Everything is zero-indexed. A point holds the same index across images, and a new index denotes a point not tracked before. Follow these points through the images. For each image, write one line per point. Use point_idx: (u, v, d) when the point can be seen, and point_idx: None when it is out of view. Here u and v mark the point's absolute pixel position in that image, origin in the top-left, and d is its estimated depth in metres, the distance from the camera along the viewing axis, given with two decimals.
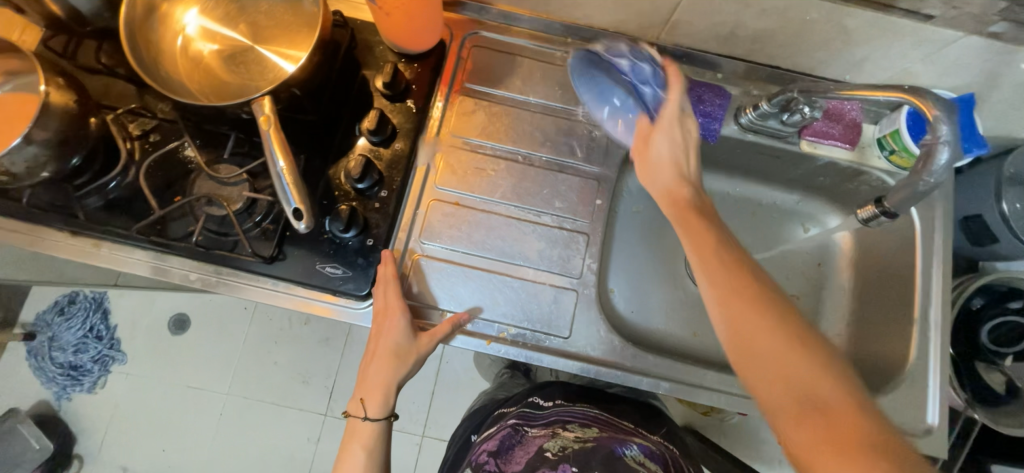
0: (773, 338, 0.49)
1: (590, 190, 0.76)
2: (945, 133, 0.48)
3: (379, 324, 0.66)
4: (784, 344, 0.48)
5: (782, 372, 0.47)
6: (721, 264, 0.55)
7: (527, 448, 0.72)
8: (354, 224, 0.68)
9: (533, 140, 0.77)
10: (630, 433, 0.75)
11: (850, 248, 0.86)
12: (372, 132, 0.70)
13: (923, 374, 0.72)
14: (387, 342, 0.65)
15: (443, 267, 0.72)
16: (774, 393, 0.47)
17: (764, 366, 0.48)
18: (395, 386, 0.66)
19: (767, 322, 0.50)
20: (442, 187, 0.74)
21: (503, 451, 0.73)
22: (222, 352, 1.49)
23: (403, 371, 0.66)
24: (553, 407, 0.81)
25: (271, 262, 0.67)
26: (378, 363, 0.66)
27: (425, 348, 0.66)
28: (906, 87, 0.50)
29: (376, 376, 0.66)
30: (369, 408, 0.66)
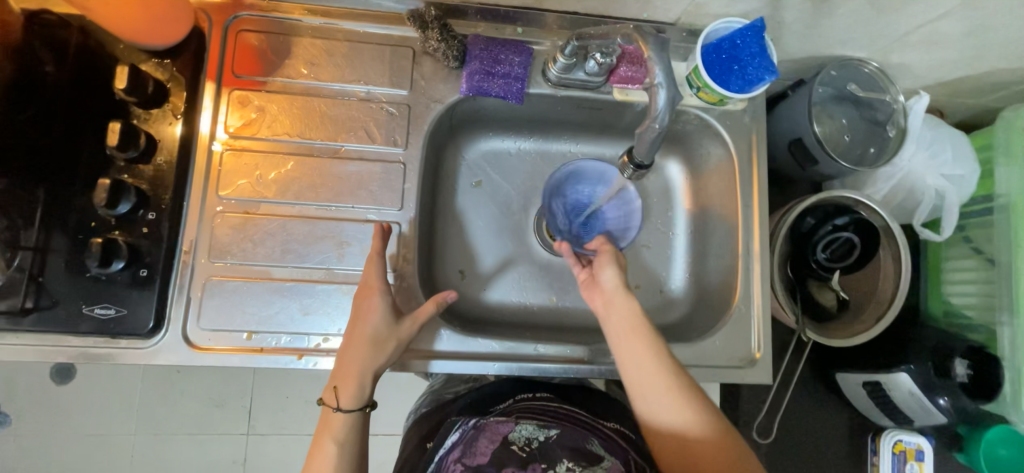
0: (670, 396, 0.60)
1: (395, 174, 0.70)
2: (660, 74, 0.55)
3: (358, 309, 0.63)
4: (684, 399, 0.60)
5: (670, 424, 0.60)
6: (615, 310, 0.65)
7: (493, 437, 0.63)
8: (116, 256, 0.60)
9: (327, 128, 0.70)
10: (593, 425, 0.68)
11: (689, 186, 0.84)
12: (119, 149, 0.61)
13: (747, 308, 0.73)
14: (365, 328, 0.62)
15: (242, 285, 0.66)
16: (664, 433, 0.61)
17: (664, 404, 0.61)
18: (373, 373, 0.62)
19: (669, 372, 0.61)
20: (226, 196, 0.67)
21: (467, 449, 0.63)
22: (122, 392, 1.29)
23: (380, 357, 0.62)
24: (518, 402, 0.73)
25: (28, 314, 0.60)
26: (354, 347, 0.62)
27: (406, 330, 0.64)
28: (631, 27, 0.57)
29: (350, 363, 0.62)
30: (343, 397, 0.62)
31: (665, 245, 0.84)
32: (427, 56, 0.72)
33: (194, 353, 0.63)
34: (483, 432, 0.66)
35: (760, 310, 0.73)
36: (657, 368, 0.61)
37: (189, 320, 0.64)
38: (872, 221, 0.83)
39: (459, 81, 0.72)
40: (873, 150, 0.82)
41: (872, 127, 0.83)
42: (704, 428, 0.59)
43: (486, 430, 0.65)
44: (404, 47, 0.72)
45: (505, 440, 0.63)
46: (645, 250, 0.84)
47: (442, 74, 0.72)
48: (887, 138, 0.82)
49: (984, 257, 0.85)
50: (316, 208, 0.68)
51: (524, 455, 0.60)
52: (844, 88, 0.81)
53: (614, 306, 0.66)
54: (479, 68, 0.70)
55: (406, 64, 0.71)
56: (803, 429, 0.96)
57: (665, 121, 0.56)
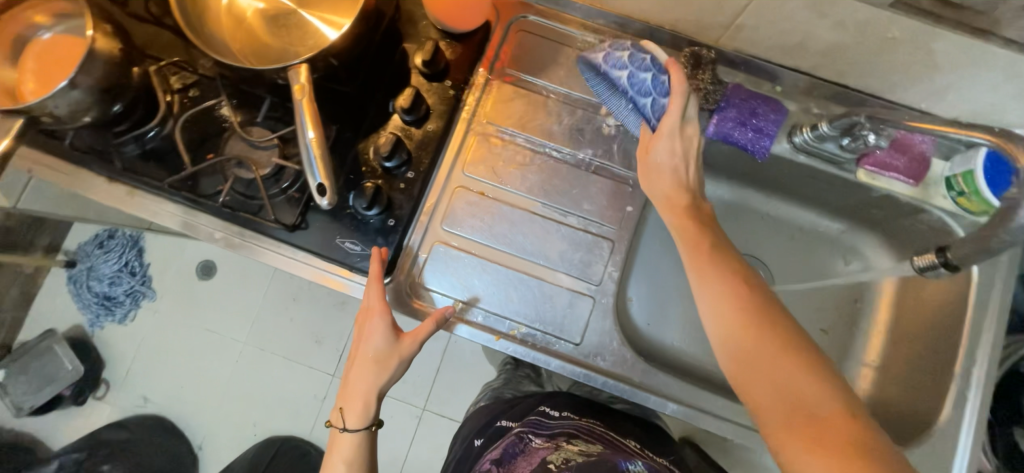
0: (773, 356, 0.48)
1: (621, 195, 0.73)
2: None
3: (359, 331, 0.64)
4: (772, 339, 0.49)
5: (750, 381, 0.49)
6: (687, 240, 0.58)
7: (531, 458, 0.63)
8: (377, 202, 0.67)
9: (569, 135, 0.74)
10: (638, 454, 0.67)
11: (892, 289, 0.81)
12: (407, 111, 0.68)
13: (953, 435, 0.67)
14: (367, 349, 0.64)
15: (462, 256, 0.71)
16: (753, 386, 0.49)
17: (745, 359, 0.50)
18: (377, 391, 0.64)
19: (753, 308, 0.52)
20: (469, 174, 0.73)
21: (508, 462, 0.65)
22: (246, 301, 1.44)
23: (383, 374, 0.64)
24: (562, 418, 0.74)
25: (293, 231, 0.68)
26: (360, 368, 0.64)
27: (404, 349, 0.64)
28: (998, 129, 0.50)
29: (357, 382, 0.64)
30: (350, 419, 0.64)
31: (846, 341, 0.81)
32: None
33: (410, 305, 0.69)
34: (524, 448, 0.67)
35: (968, 442, 0.67)
36: (735, 305, 0.52)
37: (412, 275, 0.70)
38: None
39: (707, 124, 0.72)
40: None
41: None
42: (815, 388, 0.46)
43: (524, 451, 0.66)
44: None
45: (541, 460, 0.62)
46: (823, 335, 0.81)
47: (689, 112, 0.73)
48: None
49: None
50: (542, 205, 0.72)
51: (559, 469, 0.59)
52: None
53: (697, 245, 0.57)
54: (736, 117, 0.70)
55: None
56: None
57: (1022, 232, 0.50)
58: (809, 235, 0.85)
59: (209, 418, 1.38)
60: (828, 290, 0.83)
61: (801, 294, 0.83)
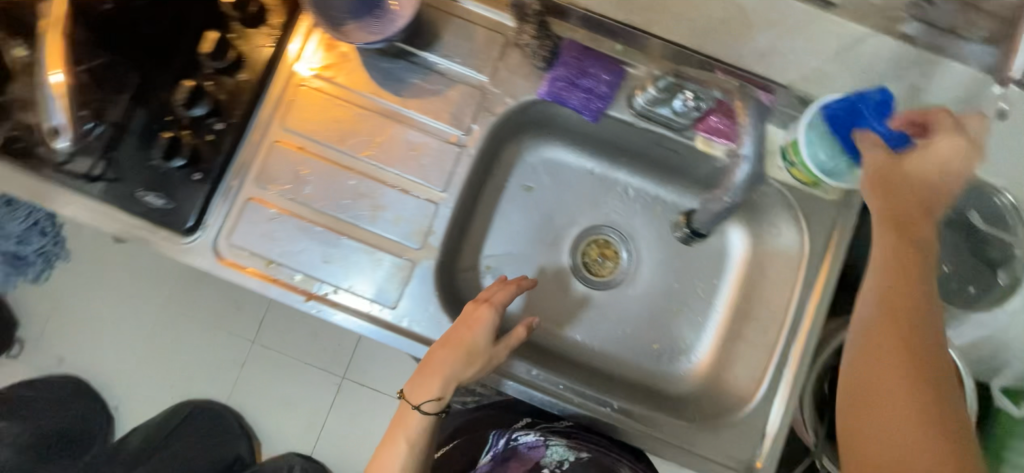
0: (904, 400, 0.46)
1: (449, 155, 0.69)
2: (747, 144, 0.58)
3: (423, 380, 0.62)
4: (918, 395, 0.47)
5: (855, 436, 0.50)
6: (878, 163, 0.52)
7: (523, 460, 0.76)
8: (178, 153, 0.63)
9: (398, 91, 0.70)
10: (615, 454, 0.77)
11: (745, 264, 0.80)
12: (210, 57, 0.64)
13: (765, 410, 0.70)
14: (473, 341, 0.63)
15: (277, 215, 0.68)
16: (873, 399, 0.48)
17: (886, 422, 0.47)
18: (459, 380, 0.62)
19: (911, 353, 0.47)
20: (289, 128, 0.69)
21: (498, 465, 0.76)
22: (164, 271, 1.50)
23: (468, 368, 0.62)
24: (545, 420, 0.81)
25: (91, 181, 0.64)
26: (448, 350, 0.62)
27: (409, 154, 0.69)
28: (738, 84, 0.63)
29: (439, 359, 0.62)
30: (423, 394, 0.62)
31: (697, 313, 0.80)
32: (516, 48, 0.70)
33: (217, 263, 0.66)
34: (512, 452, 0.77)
35: (776, 419, 0.70)
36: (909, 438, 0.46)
37: (220, 232, 0.67)
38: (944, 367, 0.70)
39: (540, 84, 0.69)
40: (974, 287, 0.71)
41: (978, 261, 0.71)
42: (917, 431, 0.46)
43: (518, 453, 0.77)
44: (498, 32, 0.70)
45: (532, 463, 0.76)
46: (677, 314, 0.81)
47: (525, 70, 0.69)
48: (990, 281, 0.71)
49: None
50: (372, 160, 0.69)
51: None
52: (960, 211, 0.71)
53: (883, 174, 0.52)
54: (565, 76, 0.67)
55: (495, 52, 0.70)
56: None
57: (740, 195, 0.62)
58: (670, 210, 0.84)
59: (140, 380, 1.46)
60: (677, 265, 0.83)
61: (657, 269, 0.83)
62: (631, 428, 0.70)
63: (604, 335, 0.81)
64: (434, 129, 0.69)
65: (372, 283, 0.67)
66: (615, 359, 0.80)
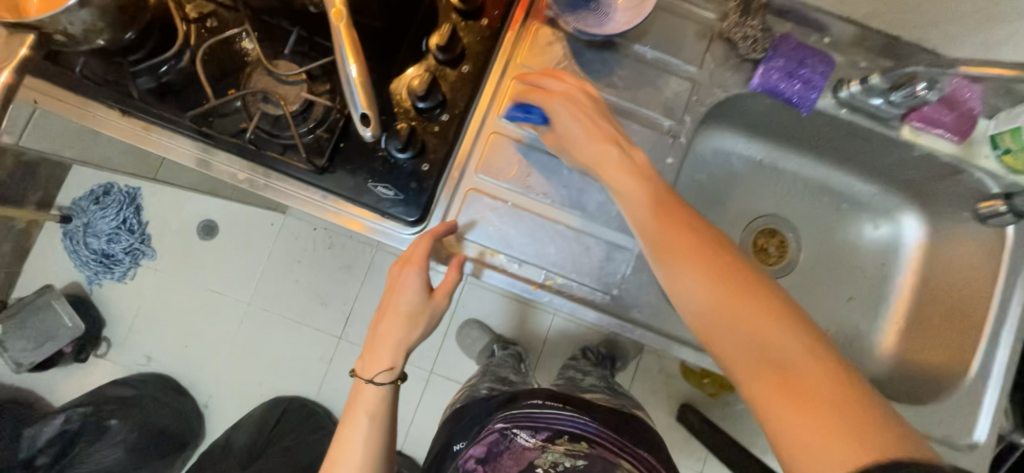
0: (753, 307, 0.49)
1: (663, 146, 0.70)
2: None
3: (374, 352, 0.65)
4: (763, 301, 0.49)
5: (756, 328, 0.47)
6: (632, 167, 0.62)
7: (517, 459, 0.60)
8: (412, 145, 0.64)
9: (607, 81, 0.71)
10: (624, 449, 0.61)
11: (922, 253, 0.82)
12: (442, 49, 0.64)
13: (976, 390, 0.70)
14: (400, 304, 0.65)
15: (498, 206, 0.69)
16: (721, 313, 0.49)
17: (747, 325, 0.48)
18: (408, 345, 0.66)
19: (719, 248, 0.54)
20: (505, 119, 0.69)
21: (492, 457, 0.61)
22: (250, 266, 1.47)
23: (415, 330, 0.66)
24: (542, 406, 0.64)
25: (321, 173, 0.65)
26: (390, 321, 0.65)
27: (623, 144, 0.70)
28: None
29: (387, 330, 0.66)
30: (373, 369, 0.65)
31: (872, 300, 0.84)
32: (722, 40, 0.70)
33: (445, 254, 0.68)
34: (509, 443, 0.61)
35: (990, 401, 0.70)
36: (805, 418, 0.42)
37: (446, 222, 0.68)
38: None
39: (750, 75, 0.70)
40: None
41: None
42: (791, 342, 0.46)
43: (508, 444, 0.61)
44: (706, 25, 0.71)
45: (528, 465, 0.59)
46: (848, 303, 0.85)
47: (732, 63, 0.70)
48: None
49: None
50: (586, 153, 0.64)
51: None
52: None
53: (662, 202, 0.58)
54: (784, 67, 0.68)
55: (702, 44, 0.71)
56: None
57: None
58: (841, 199, 0.86)
59: (234, 377, 1.44)
60: (845, 253, 0.86)
61: (821, 259, 0.86)
62: None
63: None
64: (647, 120, 0.70)
65: (595, 271, 0.69)
66: None
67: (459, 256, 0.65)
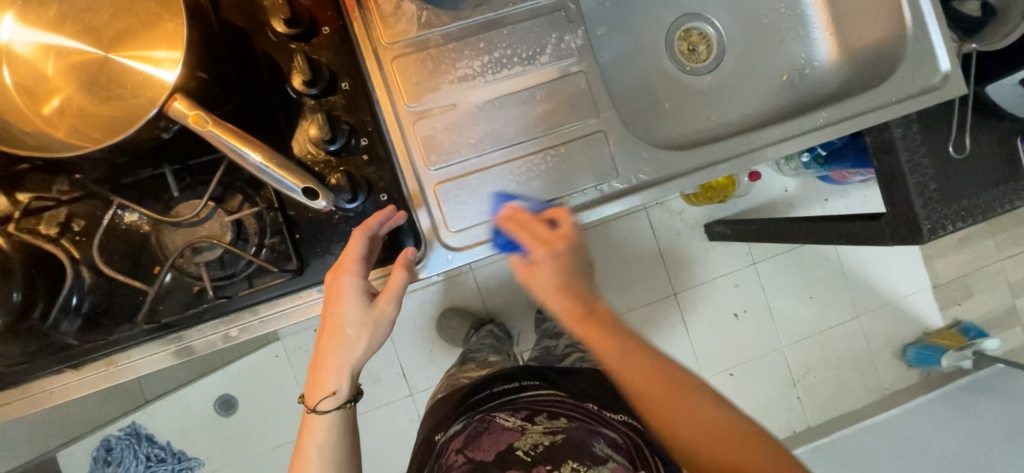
0: (685, 437, 0.56)
1: (560, 24, 0.67)
2: None
3: (316, 375, 0.57)
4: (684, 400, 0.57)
5: (711, 445, 0.55)
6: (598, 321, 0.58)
7: (496, 441, 0.69)
8: (356, 187, 0.59)
9: (473, 1, 0.66)
10: (596, 418, 0.72)
11: None
12: (312, 84, 0.58)
13: (924, 32, 0.74)
14: (343, 320, 0.56)
15: (468, 181, 0.65)
16: (664, 422, 0.57)
17: (696, 426, 0.56)
18: (351, 365, 0.57)
19: (631, 331, 0.60)
20: (414, 104, 0.65)
21: (471, 441, 0.71)
22: (289, 401, 1.41)
23: (357, 346, 0.56)
24: (526, 387, 0.79)
25: (300, 272, 0.60)
26: (330, 337, 0.56)
27: (528, 49, 0.67)
28: None
29: (325, 352, 0.57)
30: (319, 391, 0.58)
31: (799, 25, 0.87)
32: None
33: (455, 255, 0.65)
34: (489, 427, 0.72)
35: (937, 32, 0.74)
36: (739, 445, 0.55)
37: (435, 227, 0.65)
38: None
39: None
40: None
41: None
42: (720, 417, 0.57)
43: (491, 428, 0.72)
44: None
45: (507, 445, 0.69)
46: (782, 43, 0.87)
47: None
48: None
49: None
50: (558, 307, 0.58)
51: (529, 458, 0.66)
52: None
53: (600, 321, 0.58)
54: None
55: None
56: (983, 158, 0.97)
57: None
58: None
59: None
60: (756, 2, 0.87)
61: (738, 24, 0.88)
62: (847, 118, 0.74)
63: (744, 99, 0.86)
64: (530, 9, 0.67)
65: (585, 169, 0.68)
66: (762, 109, 0.86)
67: (404, 253, 0.59)
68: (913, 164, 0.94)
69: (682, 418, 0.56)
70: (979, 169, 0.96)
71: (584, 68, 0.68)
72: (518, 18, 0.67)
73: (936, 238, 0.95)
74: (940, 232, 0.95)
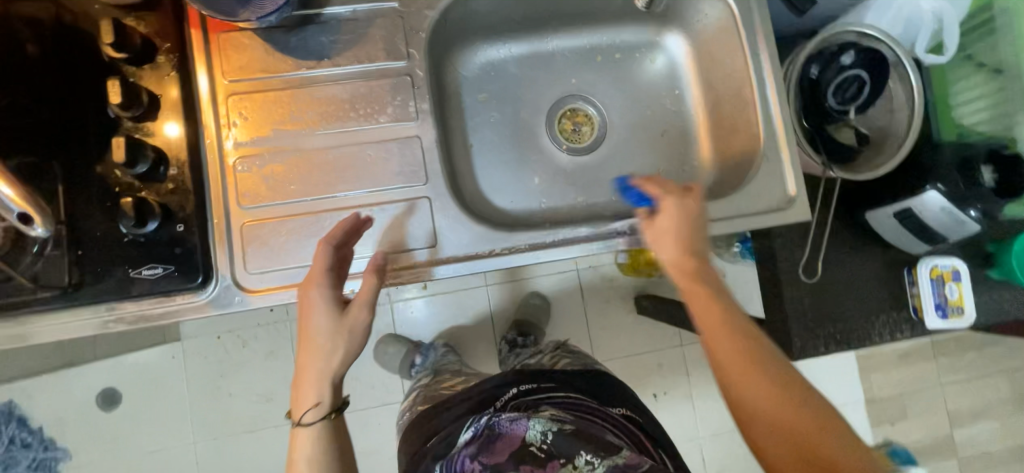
0: (756, 389, 0.56)
1: (404, 88, 0.69)
2: None
3: (298, 387, 0.58)
4: (761, 373, 0.56)
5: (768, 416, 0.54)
6: (681, 273, 0.62)
7: (509, 439, 0.62)
8: (149, 215, 0.59)
9: (322, 54, 0.68)
10: (601, 414, 0.68)
11: (694, 60, 0.87)
12: (125, 108, 0.58)
13: (775, 151, 0.75)
14: (315, 330, 0.58)
15: (280, 224, 0.66)
16: (741, 389, 0.56)
17: (750, 396, 0.55)
18: (333, 372, 0.59)
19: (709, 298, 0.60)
20: (242, 141, 0.66)
21: (483, 445, 0.63)
22: (170, 406, 1.34)
23: (338, 351, 0.58)
24: (518, 396, 0.72)
25: (74, 290, 0.59)
26: (309, 350, 0.58)
27: (369, 108, 0.68)
28: None
29: (306, 362, 0.58)
30: (302, 404, 0.58)
31: (681, 122, 0.88)
32: None
33: (248, 296, 0.64)
34: (496, 427, 0.65)
35: (789, 155, 0.75)
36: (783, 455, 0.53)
37: (235, 264, 0.64)
38: (881, 52, 0.79)
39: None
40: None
41: None
42: (810, 426, 0.53)
43: (500, 430, 0.64)
44: None
45: (521, 441, 0.61)
46: (662, 137, 0.88)
47: None
48: None
49: (990, 69, 0.86)
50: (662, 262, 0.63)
51: (543, 453, 0.59)
52: None
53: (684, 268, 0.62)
54: None
55: None
56: (869, 280, 0.94)
57: None
58: (615, 49, 0.89)
59: None
60: (644, 94, 0.89)
61: (623, 112, 0.89)
62: None
63: (618, 185, 0.86)
64: (377, 71, 0.69)
65: (403, 233, 0.68)
66: (638, 197, 0.86)
67: (374, 258, 0.61)
68: (795, 273, 0.92)
69: (749, 383, 0.56)
70: (861, 291, 0.94)
71: (422, 133, 0.69)
72: (366, 77, 0.68)
73: (808, 357, 0.91)
74: (810, 352, 0.91)
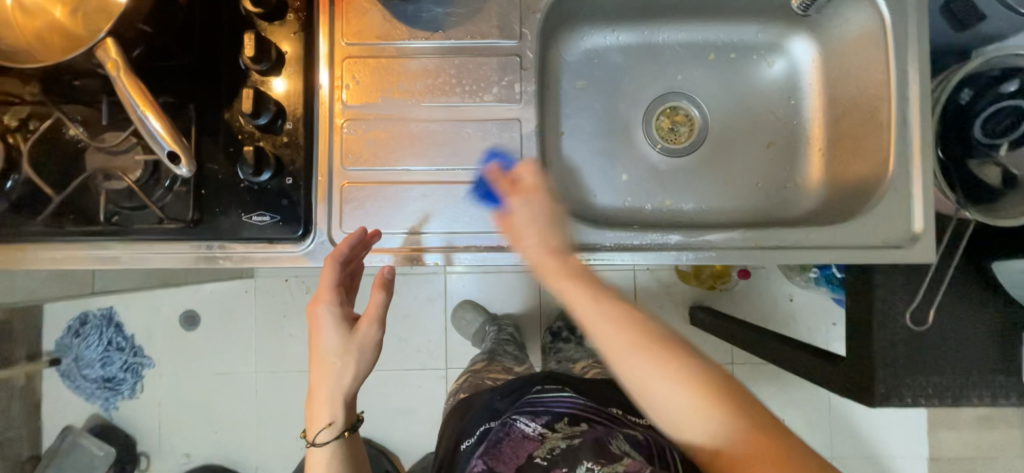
0: (692, 400, 0.52)
1: (512, 69, 0.68)
2: None
3: (309, 408, 0.57)
4: (694, 384, 0.53)
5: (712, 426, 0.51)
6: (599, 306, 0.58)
7: (516, 449, 0.63)
8: (265, 165, 0.63)
9: (438, 27, 0.68)
10: (615, 423, 0.67)
11: (819, 69, 0.79)
12: (256, 61, 0.62)
13: (905, 181, 0.68)
14: (324, 350, 0.57)
15: (377, 190, 0.68)
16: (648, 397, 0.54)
17: (671, 405, 0.53)
18: (345, 391, 0.57)
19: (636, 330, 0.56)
20: (352, 104, 0.68)
21: (491, 448, 0.65)
22: (240, 336, 1.46)
23: (350, 367, 0.57)
24: (543, 393, 0.74)
25: (195, 225, 0.64)
26: (319, 369, 0.57)
27: (476, 85, 0.68)
28: None
29: (318, 380, 0.57)
30: (313, 425, 0.57)
31: (792, 134, 0.81)
32: None
33: None
34: (509, 433, 0.66)
35: (920, 186, 0.68)
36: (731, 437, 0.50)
37: (332, 222, 0.67)
38: None
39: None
40: None
41: None
42: (754, 440, 0.50)
43: (514, 434, 0.66)
44: None
45: (526, 454, 0.61)
46: (768, 149, 0.81)
47: None
48: None
49: None
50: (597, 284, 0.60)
51: (547, 463, 0.58)
52: None
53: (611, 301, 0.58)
54: None
55: None
56: (981, 336, 0.84)
57: None
58: (731, 48, 0.83)
59: (269, 442, 1.45)
60: (755, 100, 0.83)
61: (728, 117, 0.83)
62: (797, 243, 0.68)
63: (710, 193, 0.82)
64: (488, 48, 0.68)
65: (491, 214, 0.68)
66: (729, 208, 0.81)
67: (381, 274, 0.61)
68: (893, 314, 0.84)
69: (676, 393, 0.53)
70: (969, 347, 0.84)
71: (524, 117, 0.68)
72: (476, 54, 0.68)
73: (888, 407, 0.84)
74: (895, 401, 0.84)
